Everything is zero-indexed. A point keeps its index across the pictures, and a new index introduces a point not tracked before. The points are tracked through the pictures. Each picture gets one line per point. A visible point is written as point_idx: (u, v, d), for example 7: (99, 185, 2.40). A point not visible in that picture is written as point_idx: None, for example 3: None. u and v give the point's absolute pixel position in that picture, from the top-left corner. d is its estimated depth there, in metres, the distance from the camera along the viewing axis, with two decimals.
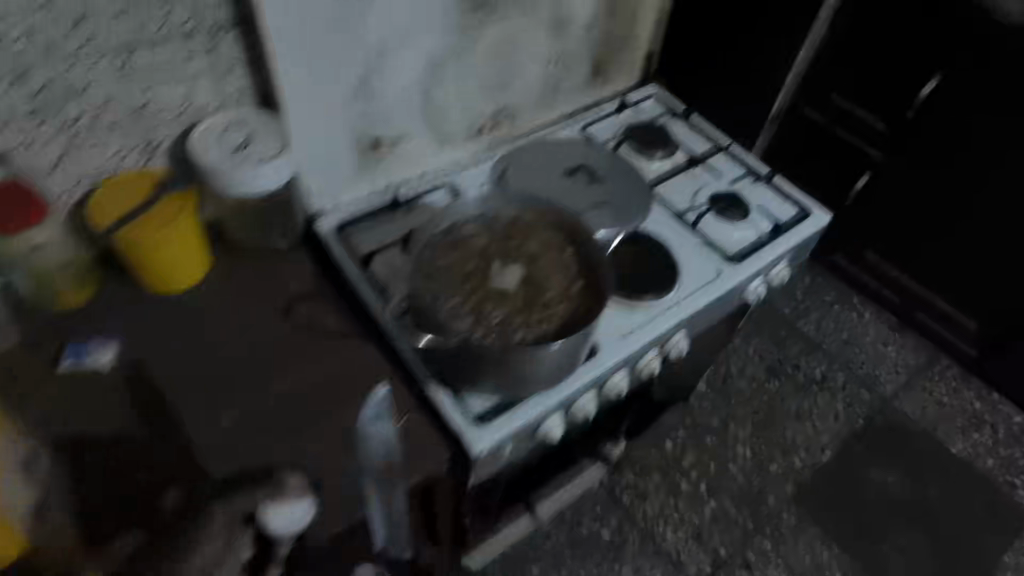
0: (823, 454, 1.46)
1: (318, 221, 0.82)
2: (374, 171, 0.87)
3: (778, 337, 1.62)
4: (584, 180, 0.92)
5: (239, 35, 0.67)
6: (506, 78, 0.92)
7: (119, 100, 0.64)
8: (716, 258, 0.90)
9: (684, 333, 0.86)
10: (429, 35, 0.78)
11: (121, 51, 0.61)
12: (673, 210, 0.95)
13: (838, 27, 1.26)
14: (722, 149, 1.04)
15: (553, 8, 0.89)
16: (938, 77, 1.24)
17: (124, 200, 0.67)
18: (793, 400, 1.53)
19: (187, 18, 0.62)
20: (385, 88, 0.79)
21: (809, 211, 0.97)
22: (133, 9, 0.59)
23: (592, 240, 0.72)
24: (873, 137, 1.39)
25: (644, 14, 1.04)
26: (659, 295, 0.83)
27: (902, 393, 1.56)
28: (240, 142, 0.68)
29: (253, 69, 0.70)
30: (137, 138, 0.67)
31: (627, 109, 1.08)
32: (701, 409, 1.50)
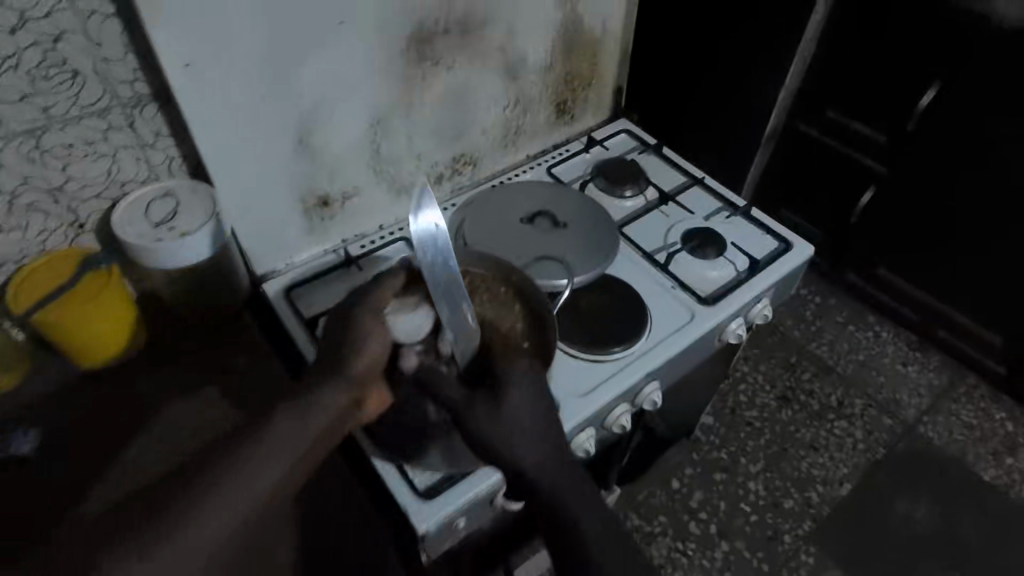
0: (842, 487, 1.37)
1: (269, 284, 0.81)
2: (328, 229, 0.85)
3: (787, 362, 1.56)
4: (546, 225, 0.88)
5: (160, 108, 0.67)
6: (462, 124, 0.90)
7: (33, 182, 0.65)
8: (689, 300, 0.85)
9: (657, 384, 0.80)
10: (370, 87, 0.75)
11: (29, 134, 0.62)
12: (642, 250, 0.91)
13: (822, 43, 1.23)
14: (696, 182, 1.00)
15: (502, 50, 0.86)
16: (936, 86, 1.19)
17: (44, 281, 0.67)
18: (807, 428, 1.45)
19: (98, 97, 0.63)
20: (329, 144, 0.77)
21: (791, 242, 0.91)
22: (39, 94, 0.60)
23: (540, 293, 0.67)
24: (872, 150, 1.35)
25: (607, 50, 1.02)
26: (626, 345, 0.78)
27: (927, 417, 1.47)
28: (165, 215, 0.67)
29: (179, 140, 0.70)
30: (59, 216, 0.69)
31: (595, 147, 1.06)
32: (708, 444, 1.42)
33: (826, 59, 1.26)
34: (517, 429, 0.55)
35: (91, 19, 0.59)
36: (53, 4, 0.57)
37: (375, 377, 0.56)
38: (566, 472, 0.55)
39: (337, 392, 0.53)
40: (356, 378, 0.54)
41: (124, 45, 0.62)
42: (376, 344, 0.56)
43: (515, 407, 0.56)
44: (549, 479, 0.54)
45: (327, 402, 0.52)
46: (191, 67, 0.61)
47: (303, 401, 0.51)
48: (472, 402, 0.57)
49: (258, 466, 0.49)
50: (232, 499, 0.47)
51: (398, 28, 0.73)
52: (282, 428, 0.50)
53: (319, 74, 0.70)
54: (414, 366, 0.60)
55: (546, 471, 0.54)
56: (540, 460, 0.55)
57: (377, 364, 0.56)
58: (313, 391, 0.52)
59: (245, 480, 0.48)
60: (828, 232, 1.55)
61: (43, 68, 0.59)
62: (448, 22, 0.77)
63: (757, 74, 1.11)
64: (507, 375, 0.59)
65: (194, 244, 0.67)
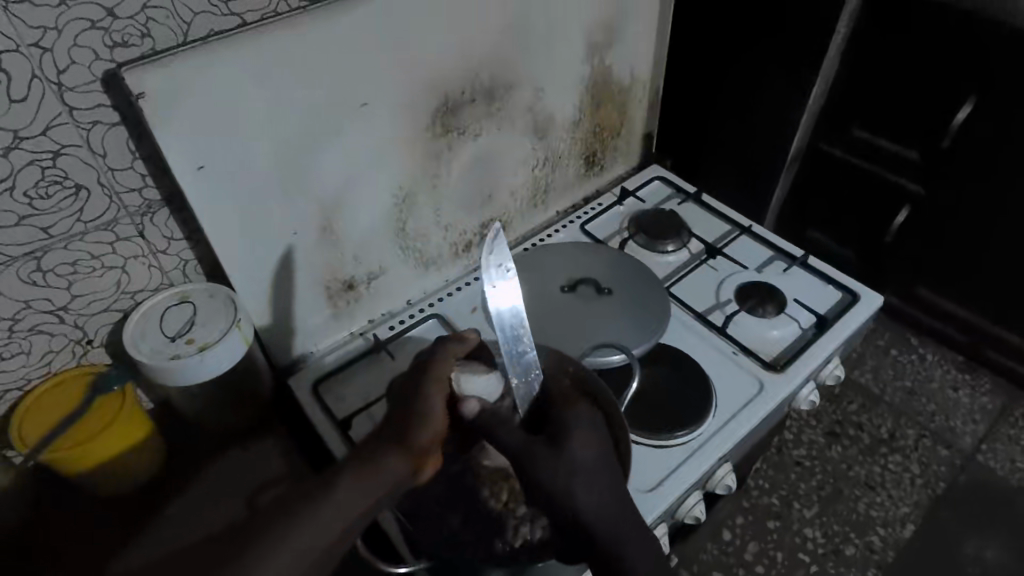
0: (906, 528, 1.11)
1: (295, 381, 0.74)
2: (353, 314, 0.78)
3: (831, 393, 1.28)
4: (590, 293, 0.80)
5: (173, 213, 0.61)
6: (489, 190, 0.84)
7: (34, 304, 0.58)
8: (755, 367, 0.77)
9: (730, 466, 0.72)
10: (392, 165, 0.70)
11: (28, 256, 0.55)
12: (695, 311, 0.83)
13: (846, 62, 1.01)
14: (743, 230, 0.93)
15: (531, 112, 0.82)
16: (969, 104, 0.97)
17: (53, 409, 0.61)
18: (860, 465, 1.18)
19: (104, 210, 0.57)
20: (353, 230, 0.71)
21: (856, 293, 0.84)
22: (38, 215, 0.54)
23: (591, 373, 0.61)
24: (908, 169, 1.10)
25: (634, 98, 0.97)
26: (694, 426, 0.70)
27: (986, 446, 1.20)
28: (182, 326, 0.61)
29: (194, 242, 0.64)
30: (65, 335, 0.62)
31: (629, 198, 0.99)
32: (757, 488, 1.16)
33: (850, 71, 1.02)
34: (584, 479, 0.49)
35: (95, 130, 0.53)
36: (50, 119, 0.50)
37: (436, 447, 0.48)
38: (635, 521, 0.50)
39: (401, 458, 0.44)
40: (421, 445, 0.46)
41: (132, 153, 0.55)
42: (439, 416, 0.49)
43: (582, 453, 0.50)
44: (610, 526, 0.48)
45: (392, 469, 0.44)
46: (204, 169, 0.56)
47: (363, 464, 0.43)
48: (533, 447, 0.50)
49: (320, 524, 0.39)
50: (300, 548, 0.38)
51: (424, 104, 0.68)
52: (342, 493, 0.41)
53: (338, 159, 0.64)
54: (475, 411, 0.53)
55: (613, 520, 0.49)
56: (605, 506, 0.49)
57: (440, 430, 0.48)
58: (375, 457, 0.44)
59: (307, 538, 0.38)
60: (860, 257, 1.27)
61: (41, 187, 0.52)
62: (473, 89, 0.72)
63: (775, 92, 0.97)
64: (567, 420, 0.53)
65: (224, 351, 0.60)
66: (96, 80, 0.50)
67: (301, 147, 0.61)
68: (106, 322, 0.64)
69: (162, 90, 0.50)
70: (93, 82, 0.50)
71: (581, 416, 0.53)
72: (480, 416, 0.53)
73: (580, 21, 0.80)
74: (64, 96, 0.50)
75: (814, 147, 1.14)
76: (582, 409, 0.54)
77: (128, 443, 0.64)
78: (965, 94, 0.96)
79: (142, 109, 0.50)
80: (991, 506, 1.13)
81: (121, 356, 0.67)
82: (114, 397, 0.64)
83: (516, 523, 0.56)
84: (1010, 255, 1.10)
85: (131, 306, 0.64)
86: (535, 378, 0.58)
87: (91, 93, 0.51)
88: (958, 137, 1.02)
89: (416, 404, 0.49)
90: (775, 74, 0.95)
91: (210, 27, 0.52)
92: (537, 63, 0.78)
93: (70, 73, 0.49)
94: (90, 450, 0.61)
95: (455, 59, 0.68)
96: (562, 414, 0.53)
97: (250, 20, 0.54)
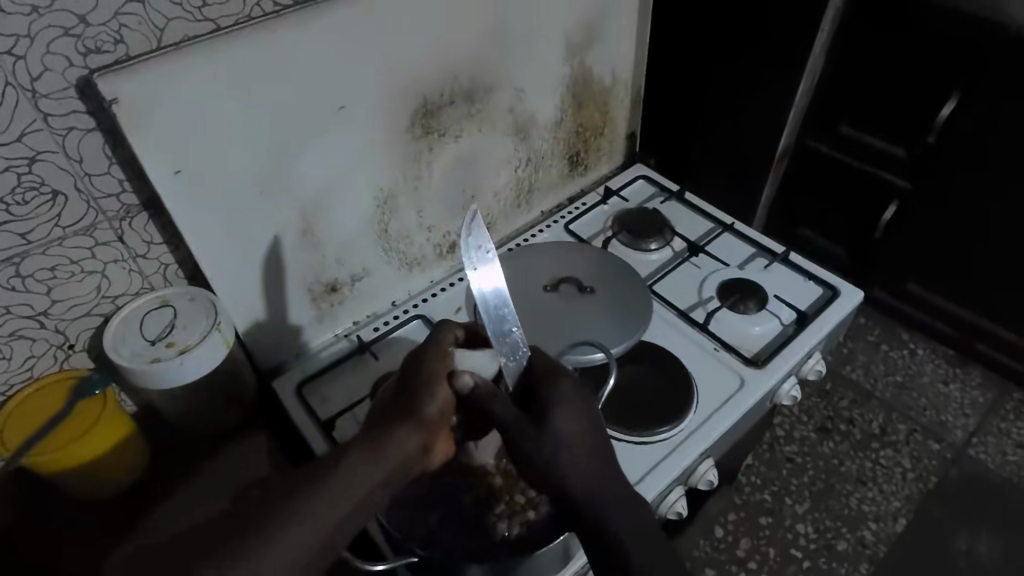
0: (898, 522, 1.12)
1: (280, 383, 0.74)
2: (338, 315, 0.78)
3: (821, 389, 1.29)
4: (573, 291, 0.81)
5: (152, 217, 0.61)
6: (472, 191, 0.84)
7: (14, 310, 0.58)
8: (736, 363, 0.78)
9: (713, 461, 0.73)
10: (372, 166, 0.70)
11: (7, 262, 0.56)
12: (677, 309, 0.84)
13: (829, 60, 1.01)
14: (725, 228, 0.94)
15: (513, 113, 0.82)
16: (956, 97, 0.98)
17: (32, 414, 0.62)
18: (850, 460, 1.19)
19: (83, 216, 0.57)
20: (334, 232, 0.71)
21: (837, 289, 0.85)
22: (16, 221, 0.54)
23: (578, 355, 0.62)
24: (892, 165, 1.11)
25: (616, 98, 0.97)
26: (675, 422, 0.71)
27: (976, 439, 1.21)
28: (161, 330, 0.62)
29: (175, 246, 0.65)
30: (46, 339, 0.62)
31: (613, 198, 1.00)
32: (748, 485, 1.17)
33: (834, 68, 1.03)
34: (568, 450, 0.50)
35: (70, 136, 0.53)
36: (25, 126, 0.51)
37: (444, 423, 0.50)
38: (617, 487, 0.51)
39: (411, 434, 0.47)
40: (429, 420, 0.49)
41: (108, 159, 0.56)
42: (447, 390, 0.51)
43: (565, 427, 0.51)
44: (594, 495, 0.49)
45: (402, 445, 0.47)
46: (180, 173, 0.56)
47: (374, 440, 0.46)
48: (520, 423, 0.51)
49: (330, 501, 0.42)
50: (307, 521, 0.41)
51: (402, 106, 0.69)
52: (354, 472, 0.44)
53: (319, 161, 0.65)
54: (469, 386, 0.50)
55: (595, 489, 0.49)
56: (588, 477, 0.50)
57: (451, 404, 0.51)
58: (386, 434, 0.47)
59: (314, 514, 0.41)
60: (849, 253, 1.27)
61: (18, 194, 0.53)
62: (452, 91, 0.73)
63: (761, 90, 0.98)
64: (552, 396, 0.53)
65: (203, 357, 0.61)
66: (71, 87, 0.51)
67: (277, 150, 0.61)
68: (88, 326, 0.64)
69: (136, 96, 0.51)
70: (68, 89, 0.51)
71: (565, 391, 0.54)
72: (474, 391, 0.50)
73: (560, 23, 0.81)
74: (38, 103, 0.50)
75: (802, 145, 1.14)
76: (567, 385, 0.55)
77: (108, 446, 0.64)
78: (951, 89, 0.97)
79: (116, 116, 0.51)
80: (982, 500, 1.14)
81: (103, 360, 0.67)
82: (95, 401, 0.64)
83: (495, 519, 0.57)
84: (1000, 249, 1.12)
85: (111, 310, 0.65)
86: (524, 354, 0.57)
87: (66, 99, 0.51)
88: (943, 133, 1.03)
89: (423, 378, 0.51)
90: (771, 78, 0.96)
91: (184, 33, 0.53)
92: (517, 64, 0.79)
93: (44, 80, 0.50)
94: (72, 452, 0.62)
95: (434, 62, 0.69)
96: (548, 389, 0.54)
97: (223, 25, 0.55)
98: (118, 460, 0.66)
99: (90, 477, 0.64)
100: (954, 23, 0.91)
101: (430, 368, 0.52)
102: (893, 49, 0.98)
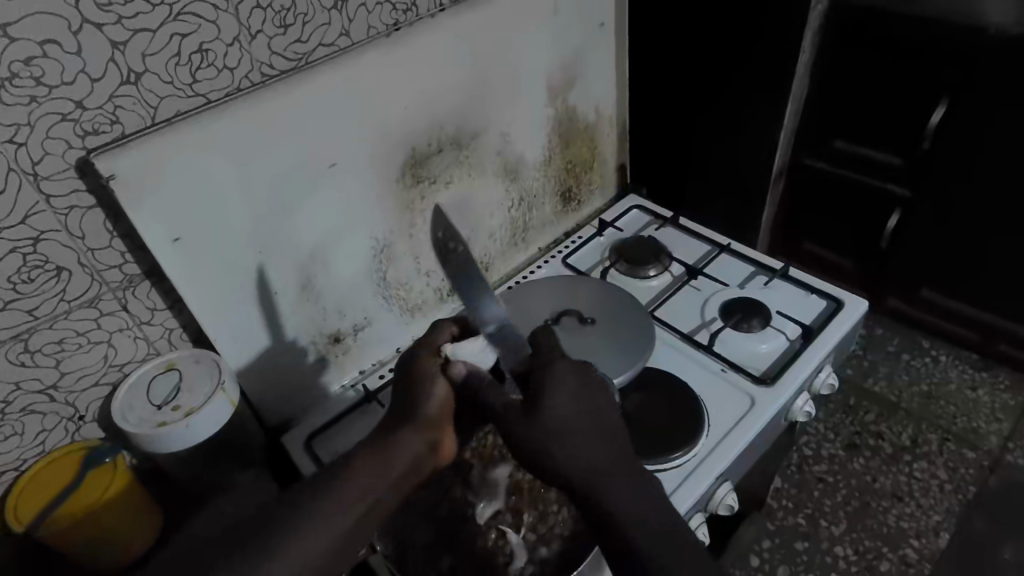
0: (940, 538, 1.07)
1: (287, 437, 0.75)
2: (342, 365, 0.79)
3: (846, 404, 1.25)
4: (574, 323, 0.81)
5: (154, 285, 0.64)
6: (467, 236, 0.86)
7: (25, 385, 0.60)
8: (746, 383, 0.77)
9: (730, 484, 0.71)
10: (366, 220, 0.72)
11: (16, 339, 0.57)
12: (679, 332, 0.84)
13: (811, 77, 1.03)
14: (722, 249, 0.95)
15: (501, 155, 0.85)
16: (943, 104, 0.99)
17: (45, 488, 0.63)
18: (883, 475, 1.15)
19: (87, 288, 0.59)
20: (335, 284, 0.73)
21: (841, 301, 0.84)
22: (23, 299, 0.56)
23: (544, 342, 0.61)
24: (887, 172, 1.11)
25: (603, 137, 1.00)
26: (688, 446, 0.70)
27: (1013, 445, 1.17)
28: (169, 392, 0.63)
29: (177, 311, 0.67)
30: (57, 413, 0.64)
31: (608, 229, 1.01)
32: (780, 508, 1.13)
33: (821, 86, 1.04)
34: (558, 437, 0.53)
35: (72, 215, 0.56)
36: (29, 208, 0.53)
37: (449, 418, 0.56)
38: (620, 466, 0.52)
39: (415, 437, 0.54)
40: (433, 418, 0.55)
41: (109, 233, 0.58)
42: (443, 385, 0.57)
43: (557, 412, 0.54)
44: (582, 467, 0.51)
45: (411, 445, 0.54)
46: (179, 241, 0.58)
47: (382, 446, 0.53)
48: (512, 413, 0.55)
49: (327, 512, 0.49)
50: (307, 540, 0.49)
51: (391, 158, 0.71)
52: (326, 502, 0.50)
53: (315, 215, 0.67)
54: (463, 373, 0.57)
55: (588, 470, 0.51)
56: (585, 456, 0.52)
57: (449, 398, 0.57)
58: (393, 436, 0.54)
59: (329, 521, 0.49)
60: (857, 262, 1.26)
61: (24, 272, 0.55)
62: (440, 140, 0.75)
63: (748, 108, 0.99)
64: (546, 384, 0.56)
65: (212, 415, 0.61)
66: (71, 168, 0.54)
67: (275, 210, 0.64)
68: (96, 396, 0.66)
69: (132, 171, 0.53)
70: (68, 170, 0.54)
71: (564, 377, 0.57)
72: (467, 377, 0.57)
73: (539, 69, 0.83)
74: (40, 185, 0.53)
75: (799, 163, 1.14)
76: (565, 373, 0.57)
77: (117, 508, 0.64)
78: (940, 95, 0.99)
79: (114, 191, 0.53)
80: None
81: (113, 429, 0.69)
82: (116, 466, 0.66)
83: (506, 560, 0.58)
84: (1007, 246, 1.10)
85: (119, 378, 0.67)
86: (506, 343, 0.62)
87: (67, 179, 0.54)
88: (936, 138, 1.04)
89: (419, 380, 0.57)
90: (762, 96, 0.97)
91: (177, 109, 0.56)
92: (502, 109, 0.81)
93: (45, 164, 0.52)
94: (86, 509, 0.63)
95: (420, 116, 0.72)
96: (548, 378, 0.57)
97: (214, 98, 0.57)
98: (127, 525, 0.66)
99: (92, 540, 0.64)
100: (939, 31, 0.92)
101: (417, 361, 0.58)
102: (880, 65, 1.00)
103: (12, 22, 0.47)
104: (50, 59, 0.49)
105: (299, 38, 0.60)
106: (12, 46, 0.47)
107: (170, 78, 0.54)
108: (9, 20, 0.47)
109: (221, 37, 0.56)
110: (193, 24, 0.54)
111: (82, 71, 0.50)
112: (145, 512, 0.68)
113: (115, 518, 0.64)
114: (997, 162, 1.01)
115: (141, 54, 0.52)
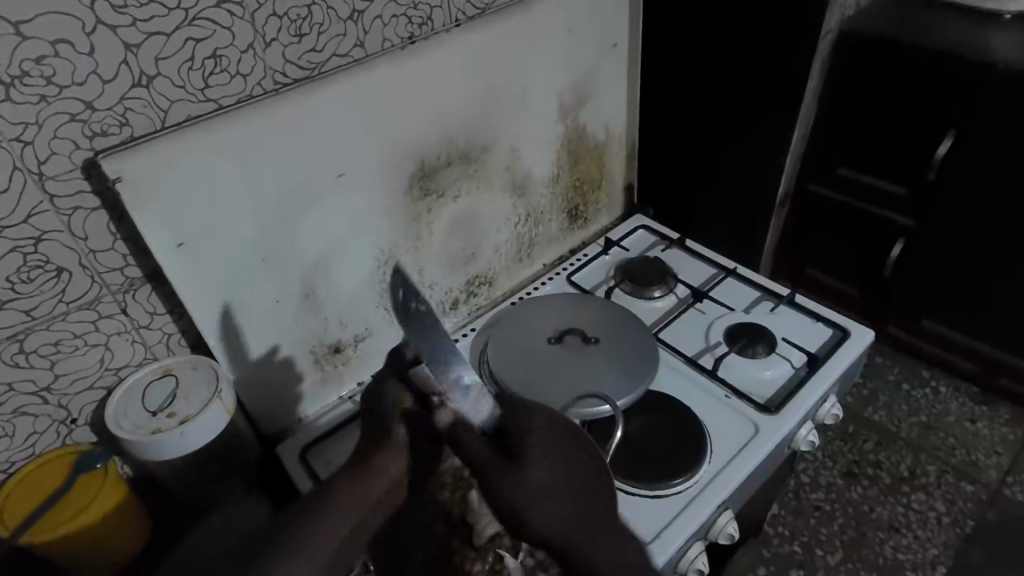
0: (937, 572, 1.05)
1: (283, 446, 0.74)
2: (341, 375, 0.78)
3: (845, 432, 1.24)
4: (576, 343, 0.80)
5: (155, 289, 0.63)
6: (472, 250, 0.85)
7: (18, 386, 0.59)
8: (750, 410, 0.76)
9: (731, 512, 0.70)
10: (375, 230, 0.72)
11: (12, 338, 0.56)
12: (683, 355, 0.83)
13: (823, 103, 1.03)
14: (729, 272, 0.94)
15: (509, 170, 0.84)
16: (950, 136, 0.99)
17: (36, 490, 0.62)
18: (881, 505, 1.13)
19: (86, 290, 0.58)
20: (337, 293, 0.72)
21: (848, 330, 0.84)
22: (21, 298, 0.55)
23: None
24: (893, 202, 1.11)
25: (612, 156, 1.00)
26: (690, 472, 0.68)
27: (1012, 479, 1.15)
28: (164, 399, 0.62)
29: (177, 316, 0.66)
30: (49, 415, 0.63)
31: (614, 248, 1.00)
32: (776, 535, 1.12)
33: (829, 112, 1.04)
34: (537, 498, 0.50)
35: (75, 215, 0.55)
36: (32, 208, 0.52)
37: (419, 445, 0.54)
38: (602, 528, 0.50)
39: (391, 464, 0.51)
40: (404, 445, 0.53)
41: (112, 235, 0.58)
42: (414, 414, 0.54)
43: (538, 471, 0.51)
44: (562, 532, 0.49)
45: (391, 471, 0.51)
46: (183, 245, 0.58)
47: (361, 476, 0.51)
48: (491, 468, 0.52)
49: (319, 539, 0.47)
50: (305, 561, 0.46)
51: (401, 169, 0.71)
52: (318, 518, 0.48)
53: (321, 223, 0.67)
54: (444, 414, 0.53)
55: (570, 533, 0.49)
56: (567, 517, 0.50)
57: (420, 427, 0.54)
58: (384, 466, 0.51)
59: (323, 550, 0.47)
60: (862, 290, 1.25)
61: (24, 271, 0.54)
62: (449, 153, 0.75)
63: (760, 133, 0.99)
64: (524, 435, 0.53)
65: (206, 424, 0.60)
66: (77, 168, 0.53)
67: (281, 217, 0.63)
68: (90, 400, 0.65)
69: (139, 174, 0.53)
70: (74, 170, 0.53)
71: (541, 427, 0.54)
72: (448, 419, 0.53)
73: (551, 87, 0.83)
74: (45, 184, 0.52)
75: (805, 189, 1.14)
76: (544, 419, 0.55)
77: (113, 514, 0.63)
78: (947, 128, 0.98)
79: (121, 193, 0.53)
80: None
81: (105, 433, 0.68)
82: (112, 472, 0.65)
83: None
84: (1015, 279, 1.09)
85: (114, 382, 0.65)
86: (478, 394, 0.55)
87: (72, 180, 0.53)
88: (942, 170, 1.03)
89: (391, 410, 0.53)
90: (773, 122, 0.97)
91: (187, 113, 0.55)
92: (511, 124, 0.81)
93: (51, 163, 0.52)
94: (80, 514, 0.61)
95: (430, 128, 0.71)
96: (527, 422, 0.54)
97: (226, 104, 0.57)
98: (119, 534, 0.64)
99: (82, 548, 0.62)
100: (949, 64, 0.92)
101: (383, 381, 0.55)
102: (894, 96, 0.99)
103: (26, 20, 0.46)
104: (62, 59, 0.49)
105: (313, 47, 0.60)
106: (24, 44, 0.47)
107: (182, 83, 0.54)
108: (24, 18, 0.46)
109: (235, 43, 0.55)
110: (208, 29, 0.53)
111: (93, 72, 0.50)
112: (138, 521, 0.66)
113: (110, 526, 0.63)
114: (1004, 195, 1.00)
115: (154, 58, 0.52)
